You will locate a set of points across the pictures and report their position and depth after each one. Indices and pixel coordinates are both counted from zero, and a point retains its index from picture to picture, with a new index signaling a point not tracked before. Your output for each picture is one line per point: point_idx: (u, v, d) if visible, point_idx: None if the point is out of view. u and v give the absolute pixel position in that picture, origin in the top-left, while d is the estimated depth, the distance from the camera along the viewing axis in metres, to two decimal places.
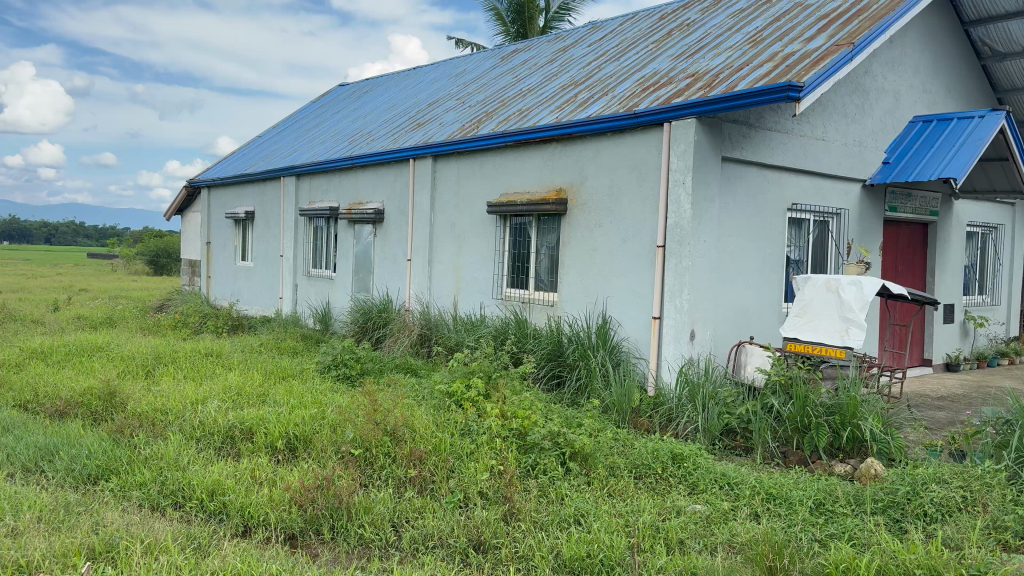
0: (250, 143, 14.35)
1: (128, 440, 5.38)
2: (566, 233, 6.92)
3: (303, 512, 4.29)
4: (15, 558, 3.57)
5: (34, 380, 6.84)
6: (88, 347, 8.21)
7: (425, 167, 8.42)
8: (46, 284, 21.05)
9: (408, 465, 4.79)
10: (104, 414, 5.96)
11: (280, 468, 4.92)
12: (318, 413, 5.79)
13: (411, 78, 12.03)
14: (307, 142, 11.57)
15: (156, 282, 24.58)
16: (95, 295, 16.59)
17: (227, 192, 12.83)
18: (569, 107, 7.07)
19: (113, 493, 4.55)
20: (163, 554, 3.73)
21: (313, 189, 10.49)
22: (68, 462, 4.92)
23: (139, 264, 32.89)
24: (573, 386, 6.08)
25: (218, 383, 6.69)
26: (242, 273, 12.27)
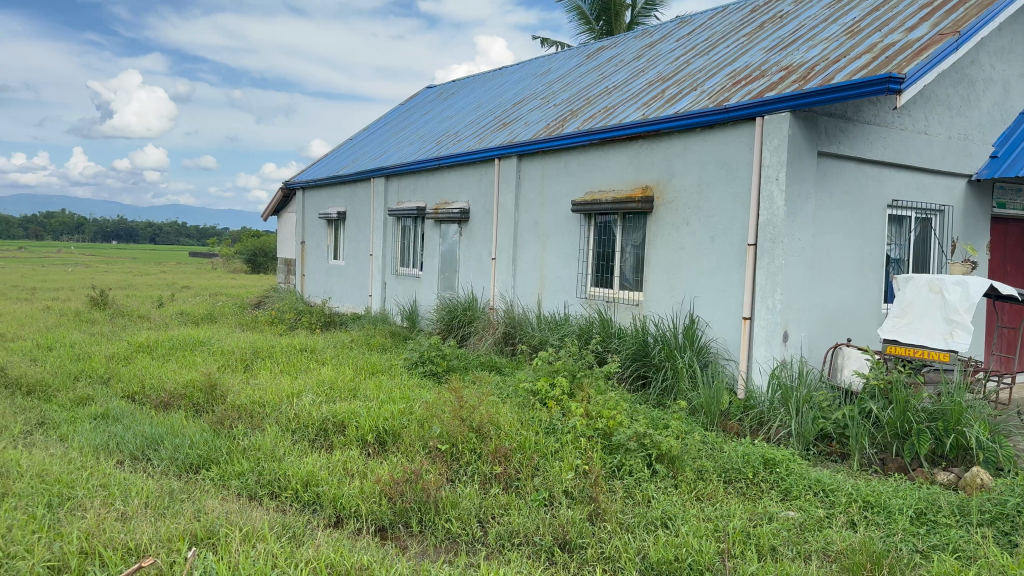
0: (341, 144, 14.70)
1: (228, 430, 5.61)
2: (652, 232, 6.83)
3: (392, 505, 4.37)
4: (124, 541, 3.77)
5: (142, 372, 7.20)
6: (190, 341, 8.60)
7: (510, 166, 8.45)
8: (149, 283, 21.45)
9: (493, 462, 4.82)
10: (206, 406, 6.23)
11: (371, 461, 5.03)
12: (406, 408, 5.89)
13: (497, 78, 12.09)
14: (396, 143, 11.78)
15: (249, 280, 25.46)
16: (196, 292, 17.22)
17: (320, 193, 13.17)
18: (656, 104, 6.97)
19: (213, 482, 4.75)
20: (260, 542, 3.87)
21: (400, 189, 10.67)
22: (172, 451, 5.16)
23: (238, 262, 34.27)
24: (659, 387, 6.00)
25: (312, 377, 6.90)
26: (334, 272, 12.60)
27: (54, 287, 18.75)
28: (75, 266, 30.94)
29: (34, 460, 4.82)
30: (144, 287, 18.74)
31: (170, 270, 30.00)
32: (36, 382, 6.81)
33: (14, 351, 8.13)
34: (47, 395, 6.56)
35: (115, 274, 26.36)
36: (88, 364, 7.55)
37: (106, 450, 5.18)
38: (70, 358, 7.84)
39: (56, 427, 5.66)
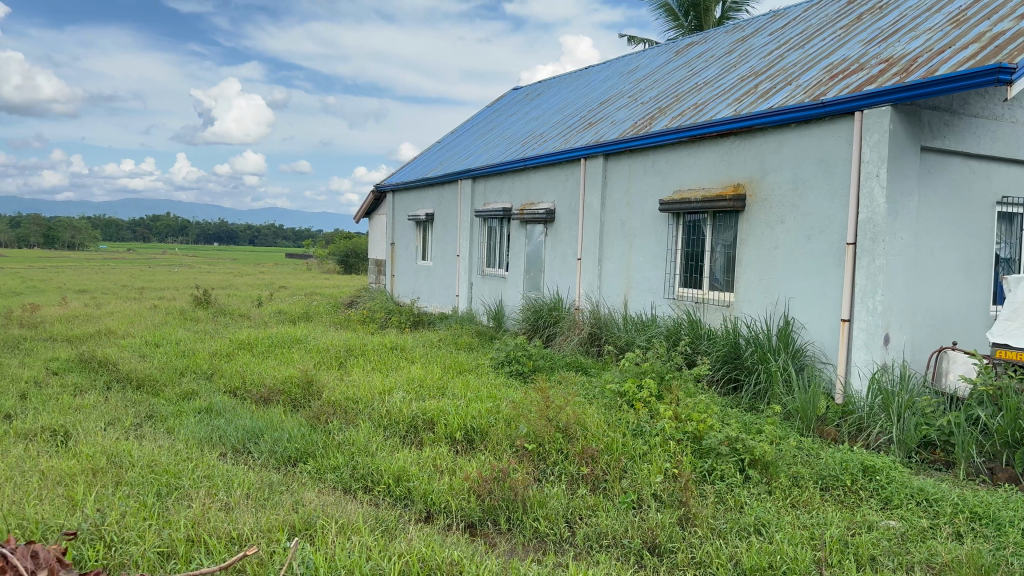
0: (429, 147, 14.93)
1: (324, 425, 5.79)
2: (744, 231, 6.68)
3: (480, 502, 4.42)
4: (228, 530, 3.93)
5: (242, 368, 7.51)
6: (287, 339, 8.91)
7: (596, 166, 8.41)
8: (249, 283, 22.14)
9: (581, 463, 4.82)
10: (303, 401, 6.45)
11: (459, 458, 5.10)
12: (494, 407, 5.94)
13: (583, 78, 12.07)
14: (483, 144, 11.89)
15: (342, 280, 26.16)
16: (293, 291, 17.81)
17: (409, 196, 13.43)
18: (748, 99, 6.83)
19: (310, 475, 4.90)
20: (354, 534, 3.98)
21: (487, 190, 10.76)
22: (271, 444, 5.36)
23: (331, 263, 35.34)
24: (751, 391, 5.87)
25: (403, 375, 7.04)
26: (422, 272, 12.81)
27: (161, 288, 19.59)
28: (179, 268, 32.42)
29: (145, 450, 5.08)
30: (243, 288, 19.46)
31: (267, 271, 31.13)
32: (146, 377, 7.18)
33: (125, 347, 8.60)
34: (155, 389, 6.92)
35: (216, 275, 27.49)
36: (193, 360, 7.92)
37: (210, 442, 5.42)
38: (176, 354, 8.25)
39: (164, 420, 5.97)
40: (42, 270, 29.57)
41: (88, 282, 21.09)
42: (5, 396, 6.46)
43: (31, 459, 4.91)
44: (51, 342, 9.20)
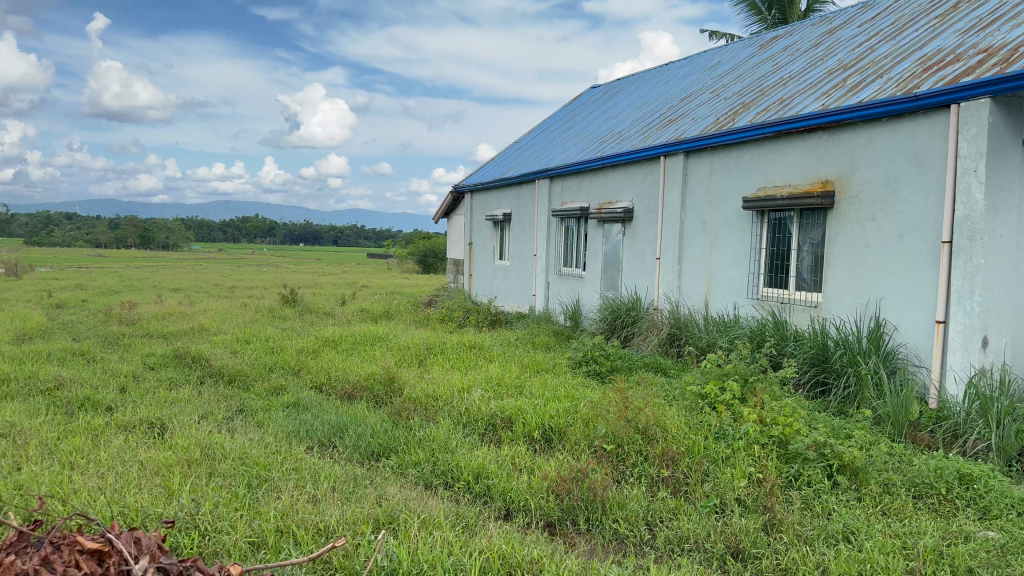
0: (507, 147, 15.01)
1: (405, 422, 5.89)
2: (832, 229, 6.49)
3: (559, 502, 4.43)
4: (315, 522, 4.05)
5: (327, 365, 7.71)
6: (370, 337, 9.09)
7: (677, 163, 8.30)
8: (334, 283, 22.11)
9: (661, 465, 4.77)
10: (385, 397, 6.59)
11: (538, 457, 5.11)
12: (572, 407, 5.93)
13: (663, 75, 11.92)
14: (561, 144, 11.88)
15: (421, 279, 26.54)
16: (373, 290, 18.18)
17: (487, 196, 13.53)
18: (836, 93, 6.63)
19: (392, 470, 5.00)
20: (436, 529, 4.04)
21: (565, 189, 10.74)
22: (355, 439, 5.49)
23: (410, 263, 35.94)
24: (840, 395, 5.70)
25: (481, 374, 7.11)
26: (500, 271, 12.89)
27: (250, 288, 19.72)
28: (265, 268, 33.43)
29: (236, 443, 5.28)
30: (326, 287, 19.89)
31: (350, 271, 31.76)
32: (237, 372, 7.46)
33: (217, 344, 8.94)
34: (245, 384, 7.17)
35: (301, 274, 28.23)
36: (281, 356, 8.18)
37: (297, 436, 5.59)
38: (265, 351, 8.52)
39: (254, 414, 6.18)
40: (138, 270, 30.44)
41: (182, 282, 21.93)
42: (108, 389, 6.80)
43: (132, 449, 5.15)
44: (150, 338, 9.64)
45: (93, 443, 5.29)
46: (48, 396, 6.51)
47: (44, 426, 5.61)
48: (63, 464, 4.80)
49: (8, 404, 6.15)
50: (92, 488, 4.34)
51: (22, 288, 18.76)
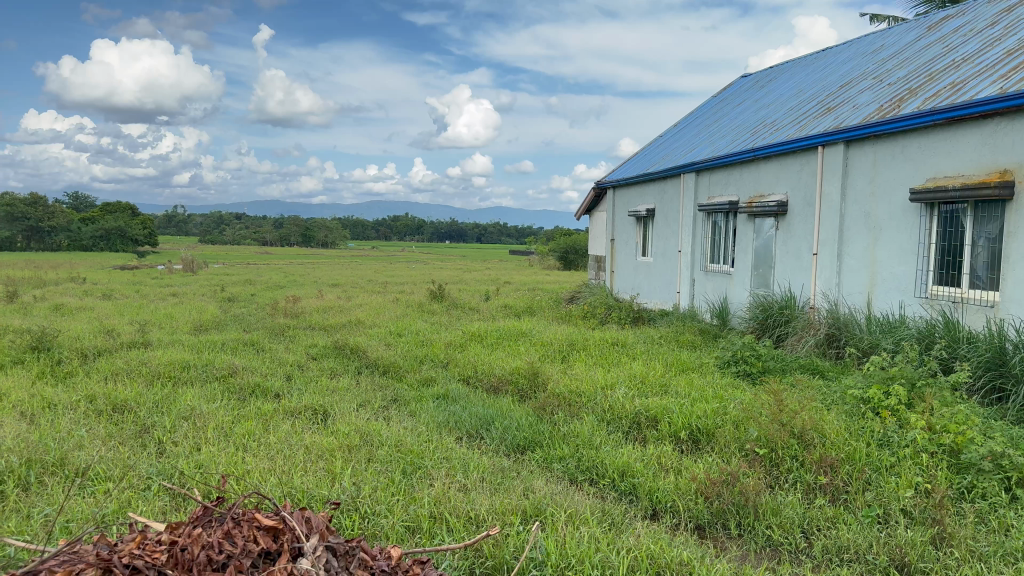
0: (652, 141, 14.78)
1: (550, 416, 5.95)
2: (1011, 223, 5.99)
3: (709, 505, 4.32)
4: (466, 511, 4.16)
5: (474, 359, 7.89)
6: (515, 332, 9.24)
7: (835, 154, 7.91)
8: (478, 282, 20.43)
9: (818, 471, 4.57)
10: (530, 391, 6.69)
11: (685, 457, 5.02)
12: (721, 408, 5.78)
13: (819, 61, 11.38)
14: (709, 136, 11.59)
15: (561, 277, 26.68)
16: (516, 287, 18.40)
17: (630, 191, 13.40)
18: (1018, 75, 6.11)
19: (538, 463, 5.06)
20: (583, 525, 4.05)
21: (712, 183, 10.47)
22: (501, 432, 5.60)
23: (551, 260, 36.26)
24: (1020, 402, 5.25)
25: (625, 371, 7.07)
26: (643, 268, 12.75)
27: (399, 288, 18.44)
28: (413, 265, 34.51)
29: (391, 431, 5.51)
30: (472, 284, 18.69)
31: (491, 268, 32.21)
32: (390, 364, 7.79)
33: (372, 336, 9.37)
34: (398, 375, 7.47)
35: (448, 271, 28.87)
36: (430, 349, 8.47)
37: (447, 427, 5.77)
38: (416, 344, 8.84)
39: (406, 404, 6.43)
40: (299, 270, 28.93)
41: (341, 278, 22.99)
42: (274, 376, 7.29)
43: (297, 434, 5.48)
44: (311, 330, 10.24)
45: (263, 427, 5.68)
46: (224, 382, 7.05)
47: (221, 410, 6.08)
48: (237, 446, 5.18)
49: (189, 389, 6.71)
50: (263, 469, 4.66)
51: (191, 288, 18.16)
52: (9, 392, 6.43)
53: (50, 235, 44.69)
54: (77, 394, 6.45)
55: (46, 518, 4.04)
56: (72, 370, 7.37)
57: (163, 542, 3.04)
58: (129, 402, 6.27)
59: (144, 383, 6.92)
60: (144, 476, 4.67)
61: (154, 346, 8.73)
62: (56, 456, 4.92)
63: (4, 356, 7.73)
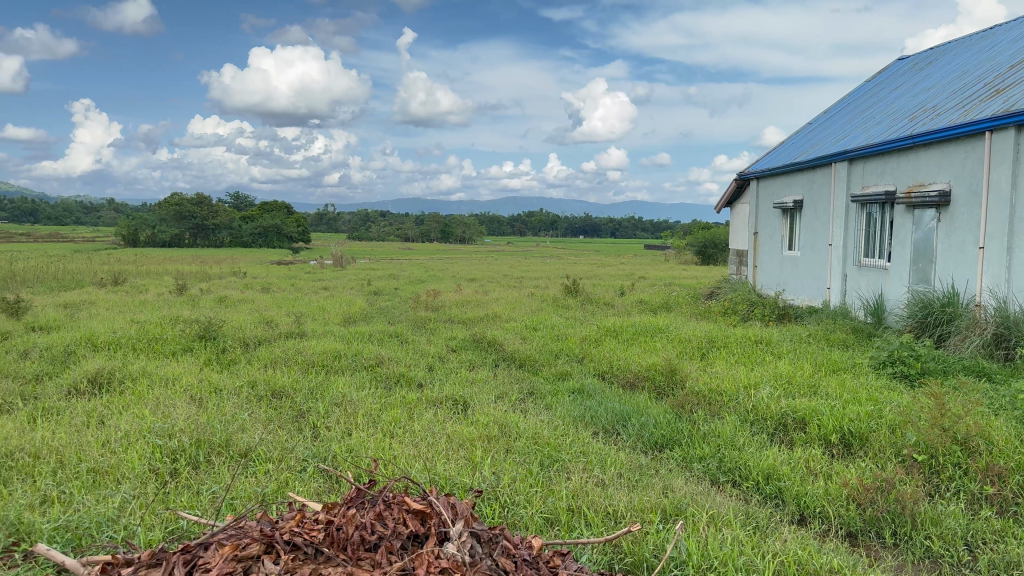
0: (799, 130, 14.16)
1: (690, 415, 5.85)
2: None
3: (861, 512, 4.11)
4: (605, 506, 4.16)
5: (610, 354, 7.87)
6: (652, 328, 9.13)
7: (1006, 139, 7.32)
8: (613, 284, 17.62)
9: (984, 481, 4.27)
10: (668, 388, 6.61)
11: (836, 462, 4.81)
12: (875, 411, 5.50)
13: (988, 39, 10.54)
14: (862, 124, 11.00)
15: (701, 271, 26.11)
16: (653, 282, 18.09)
17: (775, 182, 12.91)
18: None
19: (677, 462, 4.98)
20: (725, 527, 3.96)
21: (866, 172, 9.94)
22: (639, 428, 5.55)
23: (689, 255, 35.64)
24: None
25: (770, 370, 6.84)
26: (789, 263, 12.26)
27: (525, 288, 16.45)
28: (549, 261, 34.76)
29: (529, 424, 5.59)
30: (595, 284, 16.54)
31: (627, 263, 32.00)
32: (526, 357, 7.90)
33: (509, 330, 9.52)
34: (535, 369, 7.56)
35: (584, 266, 28.96)
36: (566, 344, 8.50)
37: (584, 421, 5.78)
38: (552, 338, 8.92)
39: (543, 397, 6.50)
40: (439, 270, 25.60)
41: (482, 274, 23.52)
42: (418, 367, 7.56)
43: (440, 423, 5.66)
44: (451, 323, 10.54)
45: (409, 415, 5.90)
46: (371, 372, 7.39)
47: (369, 398, 6.37)
48: (384, 432, 5.41)
49: (340, 377, 7.07)
50: (409, 455, 4.84)
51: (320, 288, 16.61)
52: (181, 377, 7.00)
53: (214, 233, 48.26)
54: (241, 379, 6.94)
55: (214, 495, 4.36)
56: (235, 358, 7.93)
57: (320, 521, 3.23)
58: (286, 389, 6.69)
59: (300, 371, 7.36)
60: (300, 458, 4.96)
61: (308, 336, 9.24)
62: (222, 436, 5.30)
63: (176, 344, 8.41)
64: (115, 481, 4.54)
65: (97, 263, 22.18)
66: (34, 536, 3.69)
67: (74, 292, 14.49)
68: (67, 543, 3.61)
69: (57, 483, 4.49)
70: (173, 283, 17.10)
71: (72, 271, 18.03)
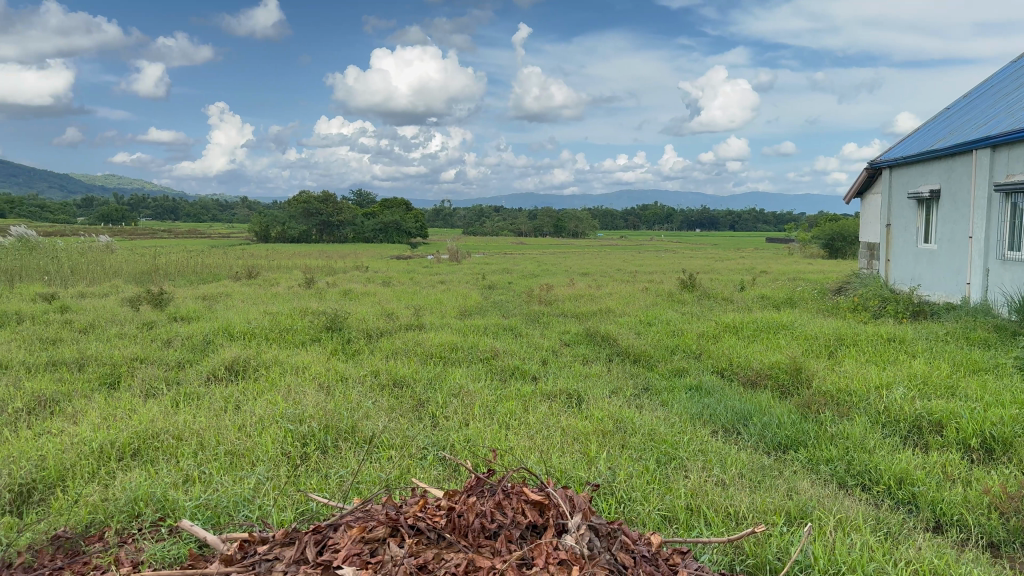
0: (936, 115, 13.33)
1: (816, 416, 5.64)
2: None
3: (1004, 521, 3.85)
4: (726, 506, 4.07)
5: (730, 351, 7.68)
6: (774, 324, 8.85)
7: None
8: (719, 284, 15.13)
9: None
10: (792, 388, 6.40)
11: (976, 467, 4.53)
12: (1022, 415, 5.13)
13: None
14: (1007, 107, 10.25)
15: (829, 265, 25.08)
16: (775, 277, 17.50)
17: (909, 171, 12.21)
18: None
19: (802, 464, 4.82)
20: (855, 532, 3.79)
21: (1011, 160, 9.27)
22: (761, 428, 5.40)
23: (815, 249, 34.34)
24: None
25: (903, 370, 6.50)
26: (925, 256, 11.58)
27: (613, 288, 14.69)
28: (665, 255, 34.22)
29: (645, 420, 5.54)
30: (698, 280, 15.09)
31: (748, 257, 31.22)
32: (642, 352, 7.82)
33: (624, 325, 9.46)
34: (650, 365, 7.48)
35: (701, 260, 28.36)
36: (683, 339, 8.37)
37: (702, 419, 5.68)
38: (668, 334, 8.78)
39: (659, 393, 6.42)
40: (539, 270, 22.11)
41: (598, 268, 23.47)
42: (532, 360, 7.62)
43: (555, 416, 5.69)
44: (565, 317, 10.57)
45: (524, 408, 5.96)
46: (487, 364, 7.50)
47: (485, 389, 6.48)
48: (500, 424, 5.48)
49: (457, 369, 7.22)
50: (525, 447, 4.89)
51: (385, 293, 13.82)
52: (309, 365, 7.34)
53: (338, 229, 50.21)
54: (365, 369, 7.20)
55: (341, 479, 4.54)
56: (359, 348, 8.22)
57: (441, 507, 3.32)
58: (407, 379, 6.89)
59: (419, 362, 7.56)
60: (421, 446, 5.10)
61: (426, 328, 9.49)
62: (348, 423, 5.52)
63: (305, 334, 8.82)
64: (250, 463, 4.81)
65: (231, 257, 23.54)
66: (178, 512, 3.95)
67: (213, 284, 15.45)
68: (207, 521, 3.85)
69: (198, 463, 4.80)
70: (302, 277, 17.94)
71: (212, 265, 19.19)
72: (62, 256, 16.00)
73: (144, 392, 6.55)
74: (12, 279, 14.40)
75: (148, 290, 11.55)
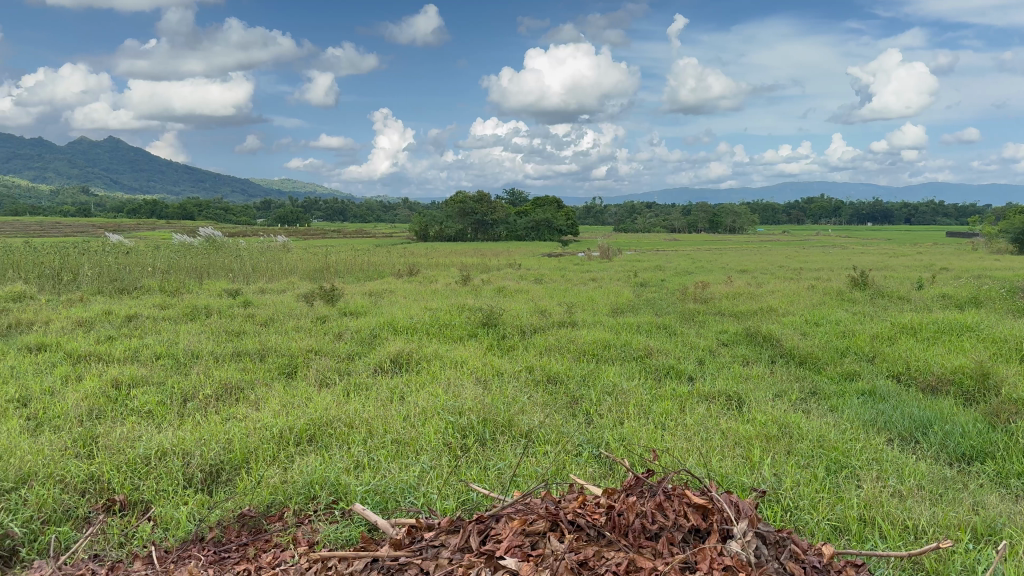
0: None
1: (1006, 425, 5.19)
2: None
3: None
4: (903, 519, 3.84)
5: (907, 354, 7.20)
6: (957, 326, 8.22)
7: None
8: (891, 284, 13.72)
9: None
10: (978, 395, 5.92)
11: None
12: None
13: None
14: None
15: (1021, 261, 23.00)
16: (958, 275, 16.25)
17: None
18: None
19: (990, 477, 4.46)
20: None
21: None
22: (942, 438, 5.04)
23: (1003, 243, 31.59)
24: None
25: None
26: None
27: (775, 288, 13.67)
28: (832, 250, 32.58)
29: (812, 425, 5.30)
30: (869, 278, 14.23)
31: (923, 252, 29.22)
32: (808, 354, 7.49)
33: (787, 325, 9.10)
34: (816, 367, 7.16)
35: (873, 256, 26.78)
36: (853, 341, 7.94)
37: (875, 426, 5.37)
38: (836, 335, 8.37)
39: (827, 397, 6.14)
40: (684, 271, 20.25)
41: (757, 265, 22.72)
42: (688, 360, 7.49)
43: (714, 418, 5.58)
44: (723, 316, 10.30)
45: (680, 408, 5.87)
46: (641, 362, 7.44)
47: (640, 388, 6.45)
48: (656, 423, 5.43)
49: (612, 367, 7.21)
50: (682, 448, 4.83)
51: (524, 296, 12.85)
52: (468, 360, 7.57)
53: (492, 227, 51.26)
54: (521, 365, 7.34)
55: (500, 471, 4.66)
56: (515, 345, 8.39)
57: (601, 505, 3.34)
58: (561, 375, 6.96)
59: (573, 359, 7.62)
60: (577, 443, 5.14)
61: (581, 326, 9.55)
62: (505, 417, 5.66)
63: (464, 330, 9.10)
64: (415, 452, 5.03)
65: (393, 255, 24.69)
66: (349, 496, 4.19)
67: (378, 280, 16.22)
68: (376, 505, 4.06)
69: (368, 450, 5.07)
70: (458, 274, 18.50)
71: (376, 263, 20.16)
72: (243, 255, 17.36)
73: (318, 381, 6.99)
74: (202, 276, 15.76)
75: (320, 287, 12.31)
